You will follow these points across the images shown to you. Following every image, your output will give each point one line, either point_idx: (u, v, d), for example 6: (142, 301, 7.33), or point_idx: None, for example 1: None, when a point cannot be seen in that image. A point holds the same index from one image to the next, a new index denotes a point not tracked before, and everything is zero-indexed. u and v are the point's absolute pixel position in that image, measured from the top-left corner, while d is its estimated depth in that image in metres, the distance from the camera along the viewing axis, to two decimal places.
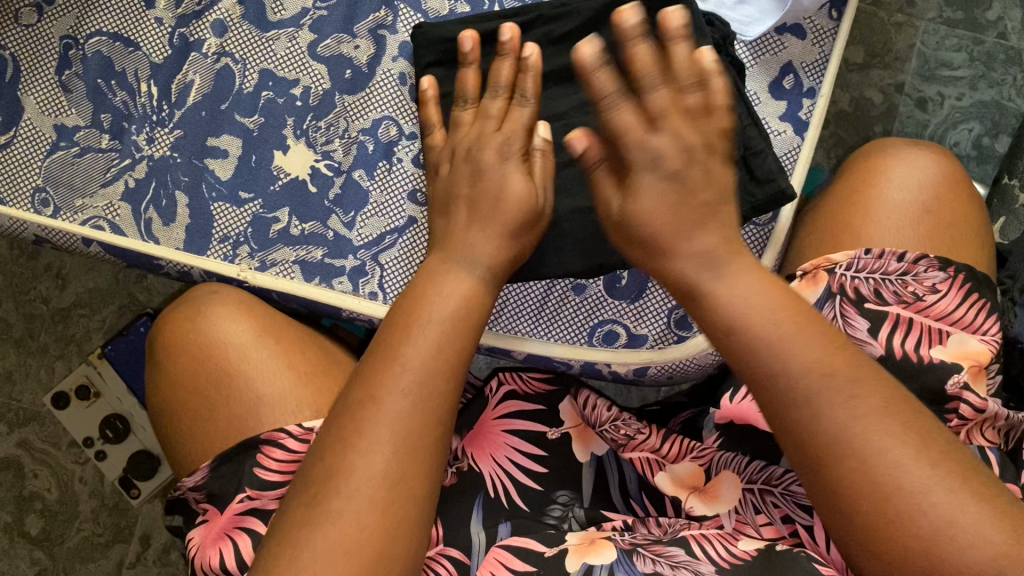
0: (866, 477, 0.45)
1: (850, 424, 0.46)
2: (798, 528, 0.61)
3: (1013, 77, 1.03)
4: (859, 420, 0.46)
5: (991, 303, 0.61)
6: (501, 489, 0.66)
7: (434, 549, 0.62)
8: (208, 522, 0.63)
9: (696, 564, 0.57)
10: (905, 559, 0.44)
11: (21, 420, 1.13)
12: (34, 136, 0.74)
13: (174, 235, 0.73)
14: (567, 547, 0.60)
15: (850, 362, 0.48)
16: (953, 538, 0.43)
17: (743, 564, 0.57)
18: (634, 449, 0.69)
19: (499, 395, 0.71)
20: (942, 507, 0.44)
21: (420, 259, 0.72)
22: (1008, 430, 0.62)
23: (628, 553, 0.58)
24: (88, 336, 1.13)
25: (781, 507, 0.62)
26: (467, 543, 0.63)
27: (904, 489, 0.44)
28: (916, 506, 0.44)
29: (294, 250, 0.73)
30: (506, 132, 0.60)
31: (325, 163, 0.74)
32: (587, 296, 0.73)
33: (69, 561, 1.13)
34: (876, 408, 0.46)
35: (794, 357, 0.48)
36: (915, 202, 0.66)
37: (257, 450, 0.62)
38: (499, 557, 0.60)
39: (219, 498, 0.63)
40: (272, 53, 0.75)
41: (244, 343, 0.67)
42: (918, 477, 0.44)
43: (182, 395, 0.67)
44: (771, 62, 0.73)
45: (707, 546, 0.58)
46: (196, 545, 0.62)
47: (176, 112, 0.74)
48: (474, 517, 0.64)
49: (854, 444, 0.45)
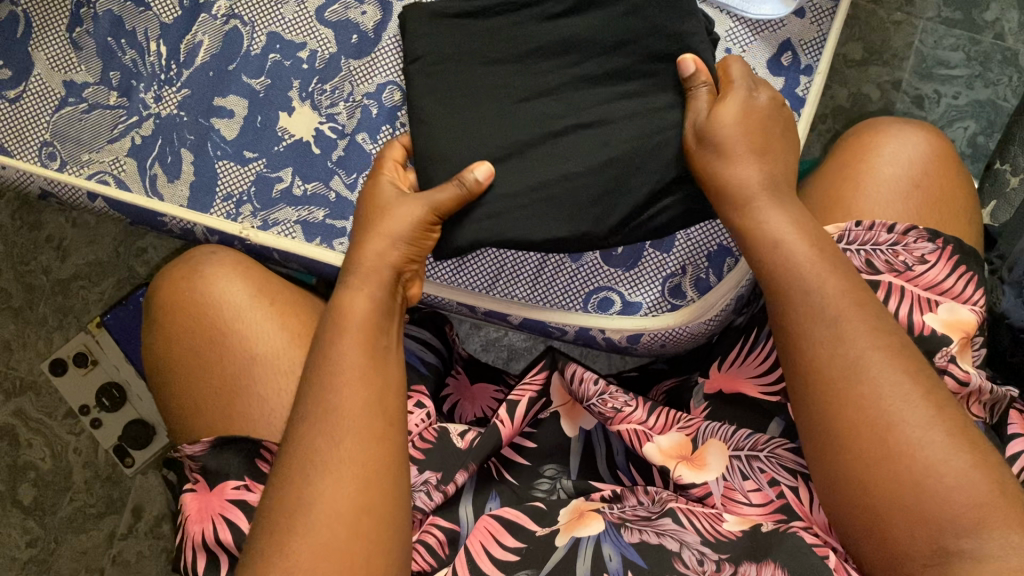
0: (864, 414, 0.52)
1: (834, 356, 0.54)
2: (784, 488, 0.61)
3: (1009, 77, 1.04)
4: (847, 361, 0.53)
5: (979, 275, 0.62)
6: (494, 468, 0.68)
7: (423, 522, 0.63)
8: (197, 493, 0.64)
9: (682, 532, 0.59)
10: (884, 492, 0.50)
11: (18, 389, 1.14)
12: (43, 91, 0.75)
13: (178, 191, 0.74)
14: (557, 526, 0.61)
15: (862, 291, 0.55)
16: (935, 474, 0.49)
17: (728, 541, 0.58)
18: (621, 421, 0.67)
19: (513, 412, 0.67)
20: (931, 445, 0.50)
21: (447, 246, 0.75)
22: (992, 404, 0.63)
23: (616, 526, 0.59)
24: (86, 307, 1.14)
25: (767, 471, 0.62)
26: (456, 516, 0.64)
27: (897, 428, 0.51)
28: (906, 442, 0.50)
29: (296, 211, 0.74)
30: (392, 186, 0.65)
31: (329, 126, 0.75)
32: (583, 264, 0.74)
33: (60, 531, 1.13)
34: (865, 352, 0.53)
35: (825, 292, 0.55)
36: (905, 176, 0.67)
37: (261, 446, 0.63)
38: (490, 526, 0.61)
39: (213, 474, 0.63)
40: (281, 16, 0.76)
41: (241, 303, 0.68)
42: (912, 419, 0.51)
43: (177, 349, 0.68)
44: (769, 38, 0.75)
45: (694, 518, 0.60)
46: (184, 515, 0.63)
47: (184, 72, 0.75)
48: (465, 499, 0.65)
49: (851, 372, 0.53)
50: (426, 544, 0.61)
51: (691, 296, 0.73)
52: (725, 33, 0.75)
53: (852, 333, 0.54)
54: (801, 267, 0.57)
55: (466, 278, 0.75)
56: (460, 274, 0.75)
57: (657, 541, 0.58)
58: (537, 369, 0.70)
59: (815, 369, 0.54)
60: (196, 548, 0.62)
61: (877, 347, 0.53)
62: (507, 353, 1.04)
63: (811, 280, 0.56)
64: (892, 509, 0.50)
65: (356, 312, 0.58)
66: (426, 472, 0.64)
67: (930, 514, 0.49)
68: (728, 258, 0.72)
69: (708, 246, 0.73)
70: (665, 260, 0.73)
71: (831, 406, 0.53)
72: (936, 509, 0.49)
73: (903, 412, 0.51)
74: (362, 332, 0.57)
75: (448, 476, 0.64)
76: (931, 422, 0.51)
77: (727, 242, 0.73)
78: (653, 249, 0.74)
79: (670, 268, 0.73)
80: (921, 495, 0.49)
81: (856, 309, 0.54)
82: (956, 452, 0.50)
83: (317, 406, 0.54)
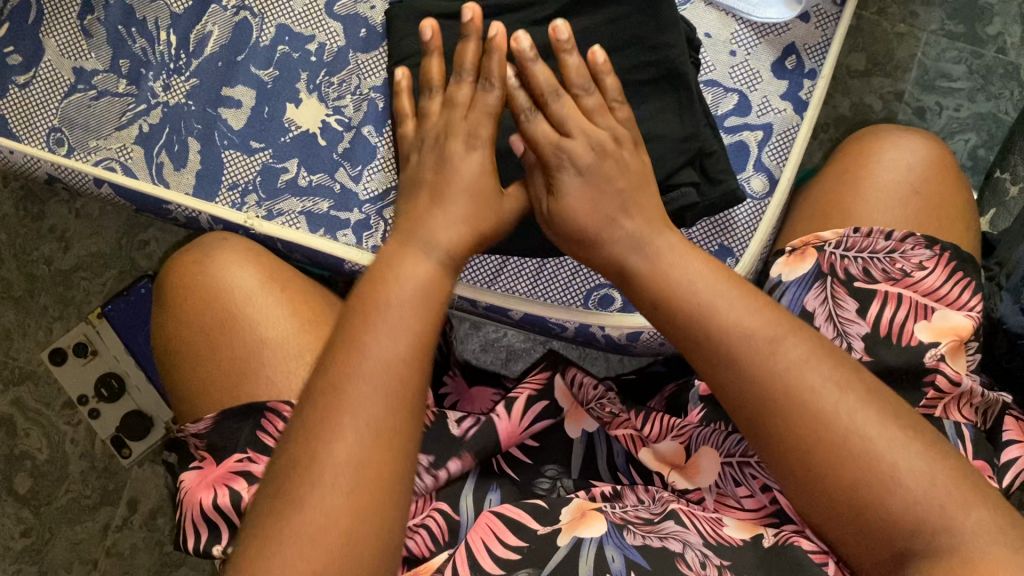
0: (808, 417, 0.50)
1: (757, 365, 0.51)
2: (776, 494, 0.61)
3: (1010, 91, 1.05)
4: (775, 376, 0.51)
5: (977, 282, 0.62)
6: (496, 463, 0.68)
7: (426, 507, 0.64)
8: (201, 470, 0.64)
9: (685, 535, 0.59)
10: (843, 492, 0.49)
11: (16, 378, 1.14)
12: (53, 77, 0.76)
13: (184, 180, 0.75)
14: (559, 525, 0.60)
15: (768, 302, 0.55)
16: (893, 469, 0.48)
17: (729, 545, 0.58)
18: (619, 425, 0.68)
19: (510, 407, 0.67)
20: (872, 436, 0.49)
21: (489, 255, 0.75)
22: (986, 409, 0.63)
23: (619, 527, 0.59)
24: (88, 298, 1.14)
25: (760, 477, 0.62)
26: (457, 501, 0.65)
27: (849, 427, 0.49)
28: (849, 437, 0.49)
29: (301, 201, 0.74)
30: (470, 123, 0.64)
31: (335, 119, 0.75)
32: (585, 262, 0.74)
33: (55, 522, 1.13)
34: (790, 362, 0.51)
35: (729, 307, 0.54)
36: (905, 182, 0.68)
37: (262, 413, 0.63)
38: (492, 525, 0.61)
39: (220, 450, 0.64)
40: (290, 9, 0.76)
41: (251, 288, 0.69)
42: (842, 407, 0.50)
43: (185, 332, 0.69)
44: (775, 42, 0.75)
45: (695, 520, 0.60)
46: (185, 489, 0.63)
47: (193, 62, 0.76)
48: (466, 486, 0.66)
49: (782, 384, 0.51)
50: (424, 526, 0.62)
51: None
52: (730, 36, 0.76)
53: (777, 350, 0.51)
54: (724, 292, 0.55)
55: (468, 273, 0.76)
56: (502, 281, 0.75)
57: (660, 545, 0.58)
58: (539, 370, 0.70)
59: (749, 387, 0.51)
60: (198, 519, 0.62)
61: (791, 336, 0.52)
62: (506, 353, 1.04)
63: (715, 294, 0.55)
64: (844, 501, 0.49)
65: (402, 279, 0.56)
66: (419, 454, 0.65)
67: (896, 512, 0.48)
68: (728, 260, 0.74)
69: (709, 246, 0.74)
70: None
71: (777, 422, 0.51)
72: (903, 506, 0.47)
73: (825, 400, 0.50)
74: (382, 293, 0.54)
75: (441, 459, 0.64)
76: (858, 407, 0.50)
77: (728, 243, 0.74)
78: None
79: None
80: (878, 490, 0.48)
81: (769, 327, 0.52)
82: (886, 433, 0.49)
83: (349, 356, 0.51)
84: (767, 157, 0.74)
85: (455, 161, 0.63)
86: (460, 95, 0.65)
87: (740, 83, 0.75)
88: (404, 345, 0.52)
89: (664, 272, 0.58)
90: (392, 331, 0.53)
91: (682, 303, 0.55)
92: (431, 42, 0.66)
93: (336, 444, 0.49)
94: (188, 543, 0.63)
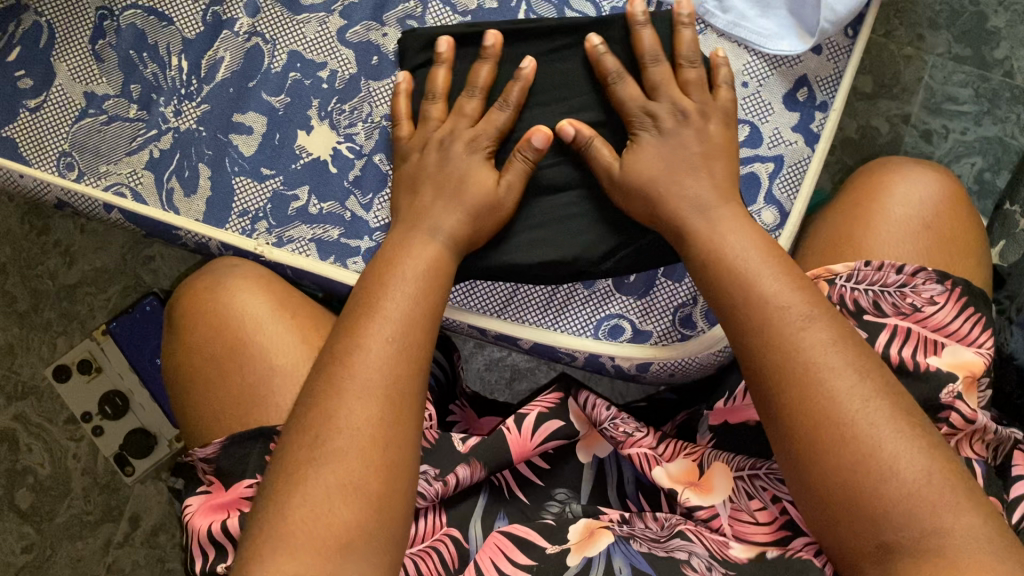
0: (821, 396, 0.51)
1: (781, 338, 0.53)
2: (787, 504, 0.61)
3: (1018, 115, 1.05)
4: (797, 351, 0.52)
5: (987, 318, 0.62)
6: (505, 485, 0.68)
7: (439, 530, 0.64)
8: (210, 494, 0.64)
9: (691, 546, 0.59)
10: (843, 479, 0.49)
11: (19, 394, 1.14)
12: (64, 102, 0.76)
13: (194, 207, 0.75)
14: (568, 545, 0.60)
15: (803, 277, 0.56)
16: (894, 465, 0.49)
17: (738, 564, 0.57)
18: (632, 445, 0.66)
19: (521, 421, 0.67)
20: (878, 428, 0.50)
21: (480, 282, 0.75)
22: (997, 445, 0.62)
23: (626, 538, 0.59)
24: (92, 314, 1.14)
25: (770, 488, 0.62)
26: (468, 526, 0.65)
27: (858, 412, 0.50)
28: (856, 422, 0.50)
29: (311, 228, 0.74)
30: (478, 130, 0.67)
31: (347, 146, 0.75)
32: (595, 290, 0.75)
33: (56, 538, 1.13)
34: (817, 341, 0.52)
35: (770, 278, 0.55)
36: (916, 217, 0.68)
37: (271, 437, 0.63)
38: (501, 543, 0.61)
39: (227, 474, 0.63)
40: (303, 35, 0.77)
41: (261, 314, 0.69)
42: (858, 396, 0.51)
43: (195, 356, 0.69)
44: (786, 74, 0.75)
45: (703, 538, 0.60)
46: (190, 512, 0.63)
47: (204, 87, 0.76)
48: (477, 505, 0.66)
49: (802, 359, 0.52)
50: (437, 549, 0.62)
51: (702, 327, 0.73)
52: (742, 66, 0.76)
53: (806, 327, 0.53)
54: (769, 263, 0.57)
55: (478, 302, 0.76)
56: (496, 303, 0.75)
57: (665, 553, 0.58)
58: (550, 392, 0.69)
59: (769, 359, 0.53)
60: (205, 542, 0.61)
61: (818, 317, 0.53)
62: (510, 373, 1.04)
63: (761, 266, 0.56)
64: (843, 487, 0.49)
65: (409, 274, 0.59)
66: (425, 466, 0.65)
67: (889, 504, 0.48)
68: None
69: None
70: (677, 290, 0.73)
71: (792, 395, 0.52)
72: (896, 497, 0.48)
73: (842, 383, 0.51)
74: (386, 287, 0.58)
75: (447, 468, 0.64)
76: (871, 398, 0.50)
77: None
78: (665, 278, 0.74)
79: (682, 297, 0.74)
80: (878, 478, 0.49)
81: (802, 306, 0.54)
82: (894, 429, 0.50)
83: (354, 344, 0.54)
84: (778, 189, 0.74)
85: (457, 165, 0.66)
86: (469, 105, 0.68)
87: (751, 114, 0.75)
88: (406, 339, 0.55)
89: (718, 237, 0.59)
90: (399, 322, 0.56)
91: (725, 272, 0.57)
92: (443, 54, 0.70)
93: (346, 417, 0.51)
94: (195, 565, 0.62)
